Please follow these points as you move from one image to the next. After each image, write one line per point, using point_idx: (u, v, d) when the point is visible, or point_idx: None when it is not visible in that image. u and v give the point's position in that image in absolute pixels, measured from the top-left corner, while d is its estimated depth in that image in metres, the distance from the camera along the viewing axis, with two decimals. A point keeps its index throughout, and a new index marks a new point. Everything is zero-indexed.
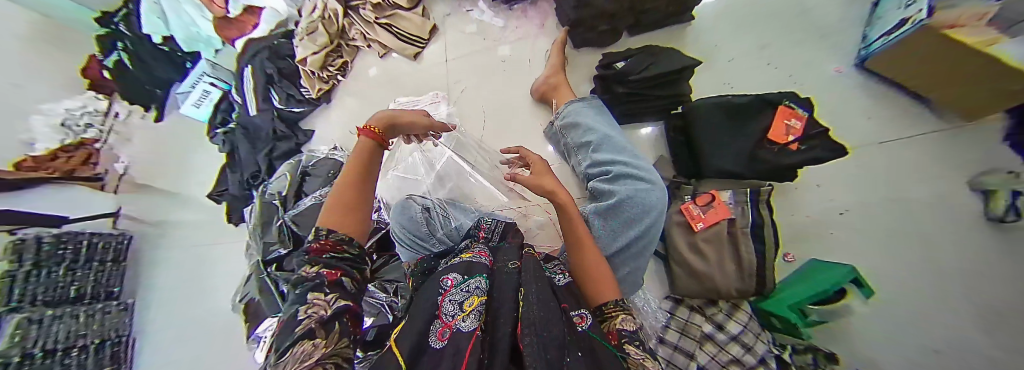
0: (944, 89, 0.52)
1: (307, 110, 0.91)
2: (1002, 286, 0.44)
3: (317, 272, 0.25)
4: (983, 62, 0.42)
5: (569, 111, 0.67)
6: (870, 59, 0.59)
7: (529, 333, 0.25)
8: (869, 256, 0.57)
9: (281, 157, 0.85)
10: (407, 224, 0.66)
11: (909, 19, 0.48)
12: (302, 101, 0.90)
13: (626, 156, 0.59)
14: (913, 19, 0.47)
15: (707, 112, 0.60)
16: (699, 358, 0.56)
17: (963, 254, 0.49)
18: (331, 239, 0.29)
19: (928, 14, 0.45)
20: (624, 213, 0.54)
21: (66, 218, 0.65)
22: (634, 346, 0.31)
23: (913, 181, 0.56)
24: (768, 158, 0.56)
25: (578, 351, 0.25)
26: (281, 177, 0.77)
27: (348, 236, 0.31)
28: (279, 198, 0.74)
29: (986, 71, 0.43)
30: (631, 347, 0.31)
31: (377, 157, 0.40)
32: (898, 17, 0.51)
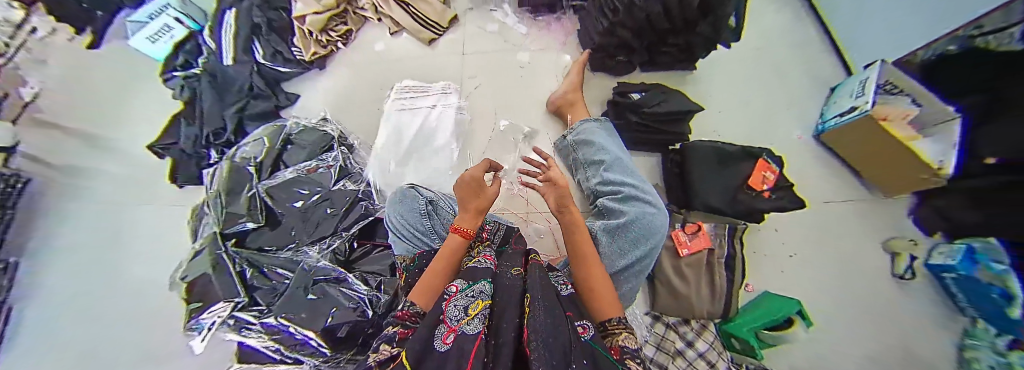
0: (865, 161, 0.67)
1: (294, 72, 0.82)
2: (884, 331, 0.65)
3: (393, 330, 0.33)
4: (902, 152, 0.57)
5: (582, 129, 0.71)
6: (826, 132, 0.72)
7: (539, 336, 0.23)
8: (807, 292, 0.69)
9: (257, 118, 0.74)
10: (408, 215, 0.64)
11: (857, 107, 0.61)
12: (291, 61, 0.81)
13: (635, 180, 0.63)
14: (861, 108, 0.60)
15: (703, 154, 0.68)
16: None
17: (860, 298, 0.67)
18: (408, 311, 0.38)
19: (871, 107, 0.58)
20: (632, 232, 0.57)
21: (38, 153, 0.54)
22: (634, 362, 0.31)
23: (840, 236, 0.70)
24: (747, 201, 0.65)
25: (585, 358, 0.24)
26: (257, 142, 0.67)
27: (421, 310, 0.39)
28: (254, 164, 0.64)
29: (898, 158, 0.58)
30: (633, 362, 0.30)
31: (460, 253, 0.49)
32: (850, 103, 0.65)
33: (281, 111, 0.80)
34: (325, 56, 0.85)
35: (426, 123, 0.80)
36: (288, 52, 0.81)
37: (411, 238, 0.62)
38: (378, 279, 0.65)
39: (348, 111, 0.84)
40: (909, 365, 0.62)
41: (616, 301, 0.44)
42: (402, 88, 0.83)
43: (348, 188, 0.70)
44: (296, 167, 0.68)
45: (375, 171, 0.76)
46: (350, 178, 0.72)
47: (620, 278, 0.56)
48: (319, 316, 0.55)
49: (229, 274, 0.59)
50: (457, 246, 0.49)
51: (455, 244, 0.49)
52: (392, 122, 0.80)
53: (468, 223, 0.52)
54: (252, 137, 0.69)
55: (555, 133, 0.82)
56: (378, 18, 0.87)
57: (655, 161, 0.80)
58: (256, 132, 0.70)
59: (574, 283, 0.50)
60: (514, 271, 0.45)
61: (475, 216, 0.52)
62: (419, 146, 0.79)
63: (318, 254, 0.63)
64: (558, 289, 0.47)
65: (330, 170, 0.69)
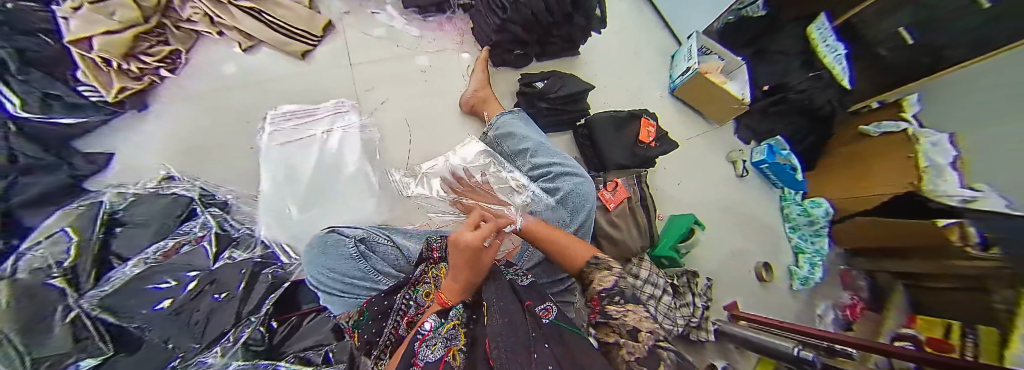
0: (701, 108, 0.95)
1: (93, 120, 0.60)
2: (740, 216, 0.91)
3: None
4: (719, 92, 0.86)
5: (499, 122, 0.72)
6: (677, 89, 0.96)
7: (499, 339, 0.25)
8: (694, 206, 0.90)
9: (26, 205, 0.47)
10: (335, 265, 0.53)
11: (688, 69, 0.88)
12: (81, 106, 0.59)
13: (559, 158, 0.68)
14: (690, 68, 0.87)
15: (603, 123, 0.80)
16: None
17: (723, 200, 0.92)
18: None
19: (697, 65, 0.85)
20: (569, 203, 0.61)
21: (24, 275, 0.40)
22: (614, 304, 0.36)
23: (702, 159, 0.95)
24: (643, 153, 0.80)
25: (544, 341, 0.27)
26: (48, 239, 0.42)
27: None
28: (64, 273, 0.40)
29: (719, 97, 0.87)
30: (613, 305, 0.36)
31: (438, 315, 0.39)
32: (685, 66, 0.91)
33: (80, 184, 0.56)
34: (143, 89, 0.67)
35: (323, 154, 0.67)
36: (75, 97, 0.59)
37: (335, 286, 0.52)
38: (324, 350, 0.51)
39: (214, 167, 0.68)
40: (757, 234, 0.91)
41: (589, 246, 0.50)
42: (276, 114, 0.70)
43: (237, 258, 0.54)
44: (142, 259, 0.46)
45: (271, 225, 0.61)
46: (236, 244, 0.56)
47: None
48: None
49: None
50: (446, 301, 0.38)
51: (452, 296, 0.37)
52: (273, 162, 0.65)
53: (452, 288, 0.37)
54: (37, 236, 0.43)
55: (474, 131, 0.81)
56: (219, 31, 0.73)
57: (568, 137, 0.88)
58: (45, 223, 0.45)
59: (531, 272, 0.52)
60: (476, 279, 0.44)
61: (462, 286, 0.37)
62: (320, 183, 0.65)
63: (222, 357, 0.44)
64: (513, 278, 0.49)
65: (199, 244, 0.52)
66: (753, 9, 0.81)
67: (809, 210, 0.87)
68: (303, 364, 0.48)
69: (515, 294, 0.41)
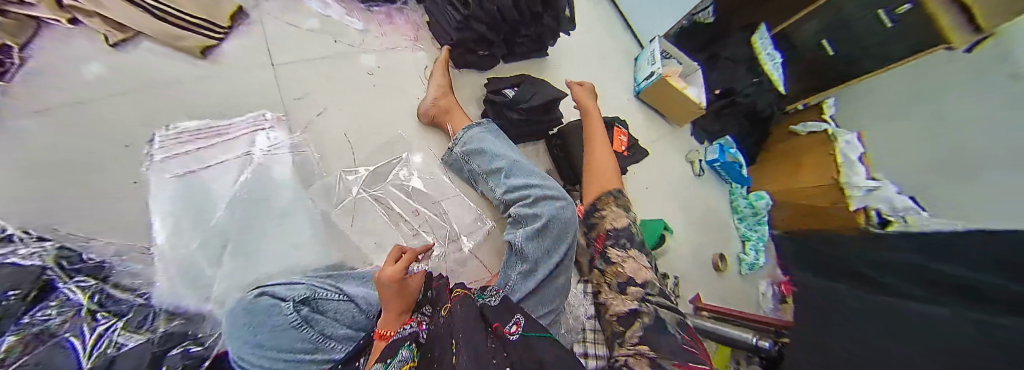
0: (663, 110, 0.99)
1: None
2: (694, 215, 0.99)
3: None
4: (680, 98, 0.90)
5: (467, 137, 0.64)
6: (642, 93, 0.97)
7: None
8: (660, 207, 0.94)
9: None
10: (269, 340, 0.39)
11: (652, 74, 0.90)
12: None
13: (538, 179, 0.62)
14: (654, 73, 0.89)
15: (576, 131, 0.77)
16: None
17: (683, 199, 0.98)
18: None
19: (661, 71, 0.86)
20: (552, 231, 0.57)
21: None
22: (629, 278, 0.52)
23: (665, 161, 0.99)
24: (615, 162, 0.79)
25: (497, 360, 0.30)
26: None
27: None
28: None
29: (680, 102, 0.91)
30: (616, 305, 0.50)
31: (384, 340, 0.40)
32: (649, 70, 0.92)
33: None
34: None
35: (246, 192, 0.54)
36: None
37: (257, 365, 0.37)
38: None
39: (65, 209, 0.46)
40: (711, 229, 0.99)
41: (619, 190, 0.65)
42: (166, 137, 0.53)
43: (128, 343, 0.38)
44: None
45: (175, 287, 0.47)
46: (128, 319, 0.41)
47: (548, 280, 0.55)
48: None
49: None
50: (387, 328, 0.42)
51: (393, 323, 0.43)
52: (171, 206, 0.50)
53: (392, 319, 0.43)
54: None
55: (437, 144, 0.71)
56: (72, 18, 0.53)
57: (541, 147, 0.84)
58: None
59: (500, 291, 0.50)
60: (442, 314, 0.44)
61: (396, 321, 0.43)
62: (246, 229, 0.52)
63: None
64: (485, 302, 0.47)
65: (68, 331, 0.35)
66: (705, 15, 0.91)
67: (754, 203, 1.00)
68: None
69: (483, 318, 0.40)
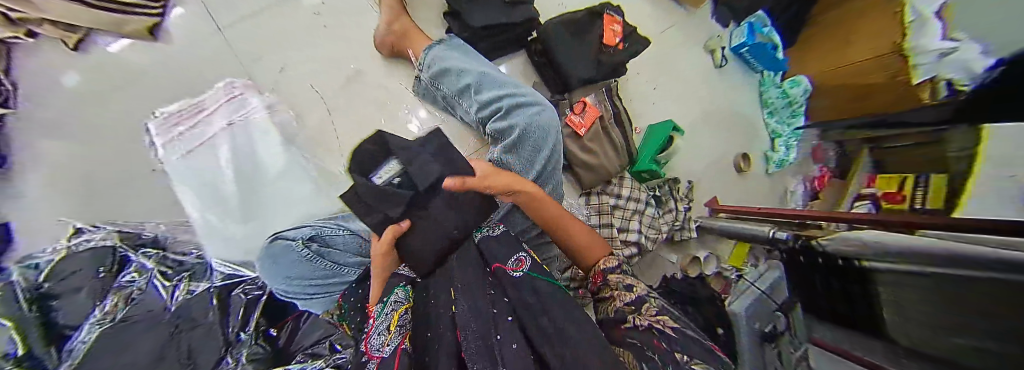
0: None
1: None
2: (713, 111, 0.89)
3: None
4: None
5: (430, 58, 0.59)
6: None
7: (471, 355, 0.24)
8: (671, 108, 0.85)
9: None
10: (293, 272, 0.48)
11: None
12: None
13: (509, 88, 0.57)
14: None
15: (555, 31, 0.66)
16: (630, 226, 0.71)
17: (702, 97, 0.88)
18: None
19: None
20: (529, 140, 0.54)
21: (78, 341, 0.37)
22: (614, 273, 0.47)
23: (678, 54, 0.85)
24: (608, 60, 0.68)
25: (506, 316, 0.29)
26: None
27: None
28: None
29: None
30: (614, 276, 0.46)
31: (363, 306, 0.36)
32: None
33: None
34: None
35: (236, 151, 0.55)
36: None
37: (300, 291, 0.49)
38: None
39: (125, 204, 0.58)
40: (733, 126, 0.89)
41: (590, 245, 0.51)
42: (156, 123, 0.55)
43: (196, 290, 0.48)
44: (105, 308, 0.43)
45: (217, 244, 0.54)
46: (190, 276, 0.50)
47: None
48: None
49: None
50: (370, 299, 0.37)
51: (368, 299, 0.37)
52: (184, 176, 0.53)
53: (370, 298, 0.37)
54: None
55: (405, 78, 0.70)
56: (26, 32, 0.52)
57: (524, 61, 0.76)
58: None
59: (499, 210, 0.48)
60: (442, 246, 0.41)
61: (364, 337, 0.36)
62: (250, 189, 0.56)
63: None
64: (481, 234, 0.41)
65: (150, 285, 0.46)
66: None
67: (788, 91, 0.84)
68: None
69: (482, 260, 0.38)
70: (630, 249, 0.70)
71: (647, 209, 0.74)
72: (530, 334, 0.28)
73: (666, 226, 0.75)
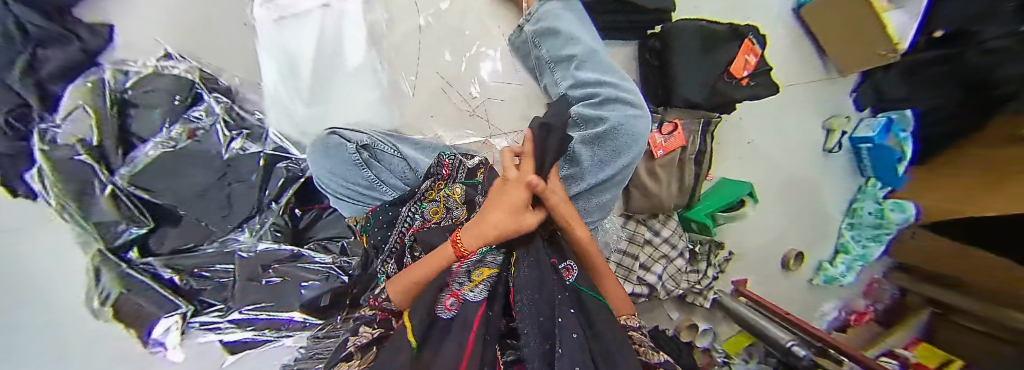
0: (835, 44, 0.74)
1: None
2: (787, 191, 0.82)
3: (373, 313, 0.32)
4: (870, 22, 0.64)
5: (543, 12, 0.54)
6: (806, 7, 0.74)
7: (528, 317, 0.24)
8: (754, 168, 0.82)
9: (55, 78, 0.43)
10: (340, 170, 0.50)
11: None
12: None
13: (614, 78, 0.53)
14: None
15: (685, 37, 0.60)
16: (653, 268, 0.69)
17: (788, 172, 0.82)
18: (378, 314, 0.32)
19: None
20: (612, 142, 0.49)
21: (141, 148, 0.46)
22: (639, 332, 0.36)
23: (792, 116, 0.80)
24: (725, 92, 0.61)
25: (569, 309, 0.26)
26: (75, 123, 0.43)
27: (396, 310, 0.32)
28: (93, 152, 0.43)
29: (871, 29, 0.65)
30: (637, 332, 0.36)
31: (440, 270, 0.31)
32: None
33: (94, 58, 0.47)
34: None
35: (325, 36, 0.52)
36: None
37: (342, 189, 0.51)
38: (340, 243, 0.60)
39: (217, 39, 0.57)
40: (803, 217, 0.82)
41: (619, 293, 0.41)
42: None
43: (248, 150, 0.53)
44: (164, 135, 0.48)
45: (281, 119, 0.55)
46: (247, 134, 0.55)
47: (590, 193, 0.51)
48: (287, 294, 0.53)
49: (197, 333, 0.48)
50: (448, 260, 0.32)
51: (445, 259, 0.32)
52: (270, 46, 0.51)
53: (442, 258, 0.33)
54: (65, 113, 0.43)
55: (506, 25, 0.68)
56: None
57: (630, 52, 0.70)
58: (66, 97, 0.44)
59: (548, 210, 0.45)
60: None
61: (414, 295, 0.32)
62: (325, 78, 0.54)
63: (251, 237, 0.54)
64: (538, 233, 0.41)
65: (212, 130, 0.51)
66: None
67: (886, 212, 0.71)
68: (324, 253, 0.59)
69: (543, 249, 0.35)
70: (642, 288, 0.69)
71: (677, 257, 0.71)
72: (592, 326, 0.27)
73: (685, 282, 0.72)
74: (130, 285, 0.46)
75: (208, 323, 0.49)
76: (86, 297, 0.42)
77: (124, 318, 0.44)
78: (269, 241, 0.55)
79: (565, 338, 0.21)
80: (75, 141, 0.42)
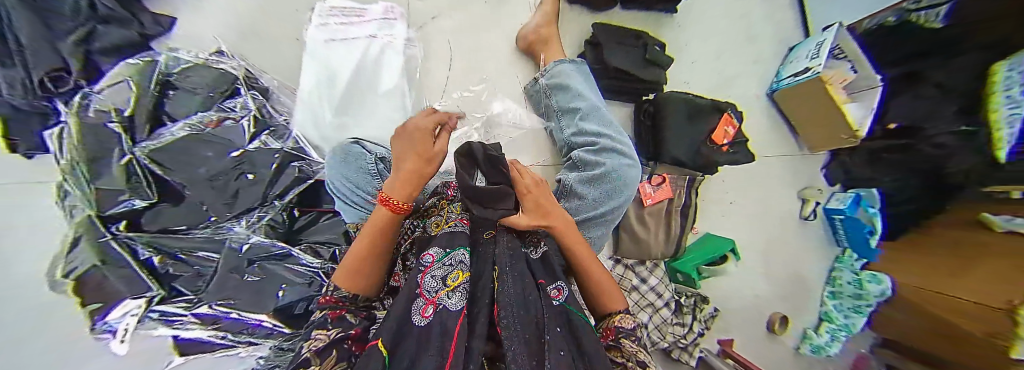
0: (806, 125, 0.85)
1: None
2: (769, 254, 0.86)
3: (322, 314, 0.33)
4: (830, 110, 0.75)
5: (557, 70, 0.63)
6: (778, 92, 0.86)
7: (506, 317, 0.30)
8: (734, 228, 0.86)
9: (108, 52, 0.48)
10: (353, 177, 0.52)
11: (810, 69, 0.76)
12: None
13: (613, 132, 0.57)
14: (812, 69, 0.76)
15: (673, 104, 0.68)
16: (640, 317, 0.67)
17: (765, 236, 0.87)
18: (335, 295, 0.35)
19: (821, 69, 0.73)
20: (605, 184, 0.54)
21: (167, 128, 0.48)
22: (628, 339, 0.37)
23: (766, 185, 0.88)
24: (708, 155, 0.67)
25: (555, 326, 0.32)
26: (116, 90, 0.46)
27: (352, 292, 0.36)
28: (121, 121, 0.45)
29: (831, 116, 0.76)
30: (628, 341, 0.37)
31: (385, 229, 0.38)
32: (803, 65, 0.79)
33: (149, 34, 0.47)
34: None
35: (364, 63, 0.62)
36: None
37: (347, 197, 0.52)
38: (333, 249, 0.60)
39: (265, 50, 0.66)
40: (784, 283, 0.84)
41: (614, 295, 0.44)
42: (324, 8, 0.62)
43: (269, 146, 0.57)
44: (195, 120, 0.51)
45: (307, 126, 0.61)
46: (271, 132, 0.58)
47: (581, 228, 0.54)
48: (265, 297, 0.50)
49: (162, 323, 0.43)
50: (386, 223, 0.37)
51: (382, 220, 0.37)
52: (314, 67, 0.60)
53: (378, 222, 0.38)
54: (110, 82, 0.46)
55: (526, 74, 0.75)
56: None
57: (628, 112, 0.77)
58: (113, 71, 0.47)
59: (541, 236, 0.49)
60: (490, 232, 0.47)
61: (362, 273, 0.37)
62: (357, 98, 0.62)
63: (246, 228, 0.53)
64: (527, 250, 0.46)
65: (239, 123, 0.54)
66: (931, 17, 0.63)
67: (864, 283, 0.72)
68: (313, 257, 0.58)
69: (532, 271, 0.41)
70: None
71: (663, 308, 0.70)
72: (582, 350, 0.31)
73: (671, 335, 0.70)
74: (108, 258, 0.41)
75: (168, 313, 0.44)
76: (51, 268, 0.36)
77: (84, 294, 0.39)
78: (262, 236, 0.54)
79: (552, 355, 0.27)
80: (111, 110, 0.44)
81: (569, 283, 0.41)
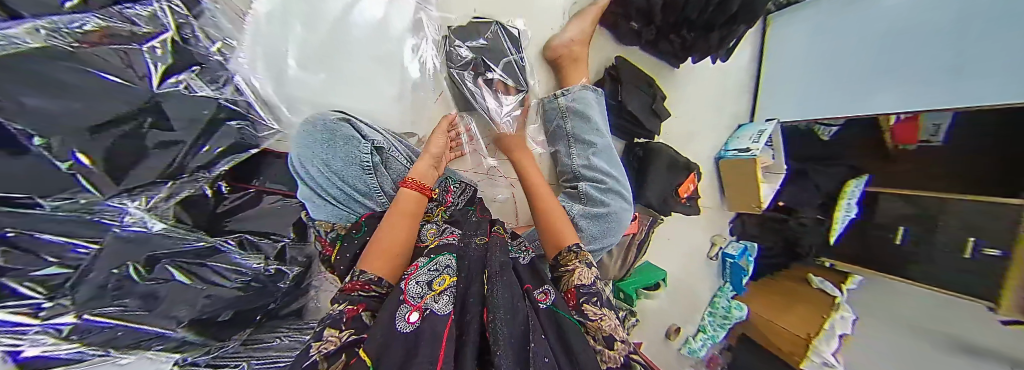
0: (731, 189, 1.04)
1: None
2: (679, 281, 1.07)
3: (341, 309, 0.35)
4: (752, 184, 0.96)
5: (578, 94, 0.64)
6: (724, 159, 1.02)
7: (495, 320, 0.31)
8: (662, 256, 1.03)
9: None
10: (338, 164, 0.46)
11: (750, 149, 0.94)
12: None
13: (615, 172, 0.61)
14: (753, 149, 0.93)
15: (659, 155, 0.75)
16: None
17: (681, 267, 1.06)
18: (360, 280, 0.39)
19: (758, 153, 0.91)
20: (604, 223, 0.57)
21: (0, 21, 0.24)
22: (590, 304, 0.41)
23: (693, 227, 1.07)
24: (674, 204, 0.77)
25: (540, 334, 0.32)
26: None
27: (377, 276, 0.40)
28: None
29: (752, 188, 0.96)
30: (589, 304, 0.41)
31: (411, 199, 0.47)
32: (748, 144, 0.97)
33: None
34: None
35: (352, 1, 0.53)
36: None
37: (324, 180, 0.46)
38: (280, 242, 0.50)
39: None
40: (682, 303, 1.07)
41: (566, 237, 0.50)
42: None
43: (195, 93, 0.39)
44: (64, 23, 0.28)
45: (257, 70, 0.48)
46: (202, 70, 0.41)
47: None
48: (175, 304, 0.36)
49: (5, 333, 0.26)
50: (416, 198, 0.48)
51: (410, 197, 0.48)
52: None
53: (408, 201, 0.47)
54: None
55: (540, 81, 0.72)
56: None
57: (618, 147, 0.82)
58: None
59: (532, 251, 0.51)
60: (478, 239, 0.46)
61: (393, 258, 0.43)
62: (333, 47, 0.53)
63: (146, 208, 0.35)
64: (516, 256, 0.47)
65: (142, 48, 0.34)
66: (825, 132, 0.92)
67: (732, 309, 1.02)
68: (251, 251, 0.45)
69: (519, 275, 0.42)
70: None
71: None
72: (569, 353, 0.32)
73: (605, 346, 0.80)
74: None
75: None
76: None
77: None
78: (171, 224, 0.38)
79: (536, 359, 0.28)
80: None
81: (555, 285, 0.42)
